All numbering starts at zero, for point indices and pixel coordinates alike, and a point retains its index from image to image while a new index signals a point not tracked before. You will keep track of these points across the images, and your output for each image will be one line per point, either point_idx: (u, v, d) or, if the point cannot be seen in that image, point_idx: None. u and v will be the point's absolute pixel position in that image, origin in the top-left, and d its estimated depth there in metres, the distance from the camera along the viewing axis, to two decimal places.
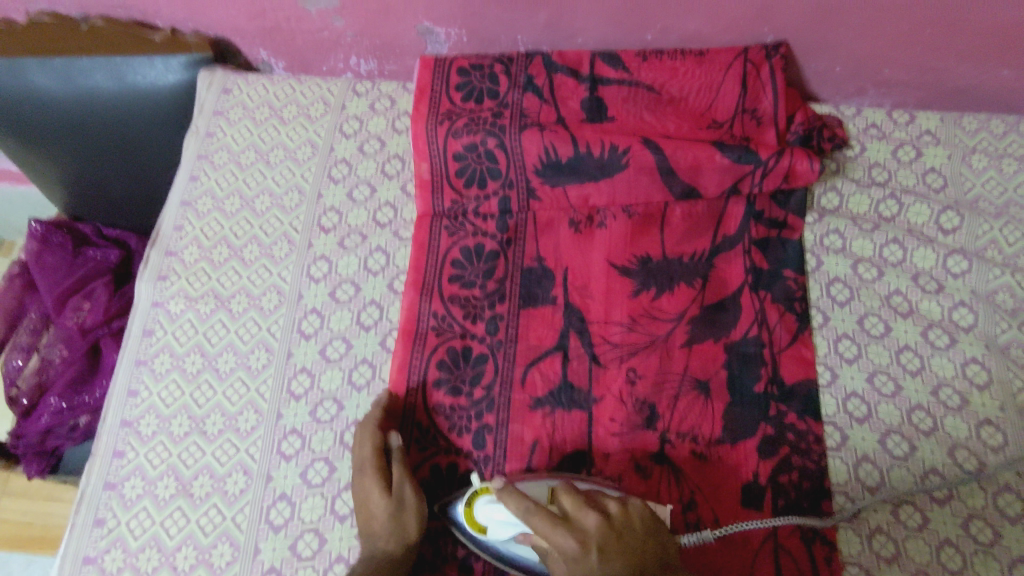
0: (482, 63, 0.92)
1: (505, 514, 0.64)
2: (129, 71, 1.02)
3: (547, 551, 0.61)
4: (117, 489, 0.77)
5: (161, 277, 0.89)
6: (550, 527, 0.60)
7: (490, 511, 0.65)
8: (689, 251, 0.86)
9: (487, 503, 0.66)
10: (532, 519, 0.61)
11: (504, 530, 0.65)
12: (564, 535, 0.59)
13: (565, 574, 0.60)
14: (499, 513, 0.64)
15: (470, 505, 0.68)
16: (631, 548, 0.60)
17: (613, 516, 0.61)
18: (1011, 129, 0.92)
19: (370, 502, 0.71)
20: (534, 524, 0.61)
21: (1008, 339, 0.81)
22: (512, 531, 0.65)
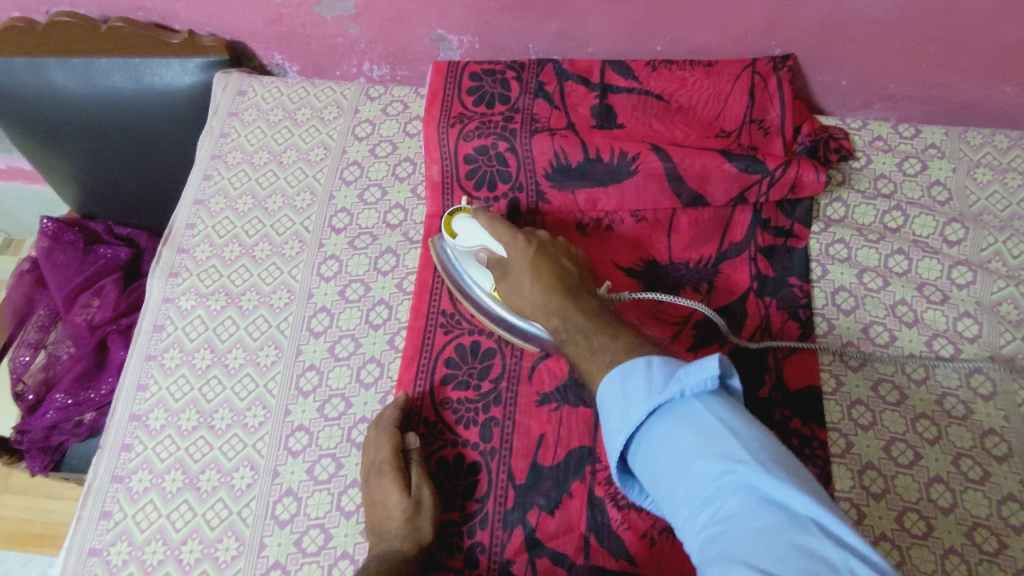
0: (494, 69, 0.93)
1: (472, 228, 0.77)
2: (146, 71, 1.04)
3: (498, 262, 0.74)
4: (124, 482, 0.78)
5: (173, 273, 0.90)
6: (507, 232, 0.73)
7: (461, 226, 0.78)
8: (695, 256, 0.88)
9: (461, 220, 0.78)
10: (495, 227, 0.74)
11: (471, 243, 0.77)
12: (516, 239, 0.72)
13: (507, 278, 0.73)
14: (468, 229, 0.77)
15: (449, 220, 0.80)
16: (559, 262, 0.71)
17: (560, 245, 0.74)
18: (1015, 144, 0.93)
19: (387, 501, 0.71)
20: (494, 230, 0.74)
21: (1013, 350, 0.82)
22: (474, 242, 0.77)
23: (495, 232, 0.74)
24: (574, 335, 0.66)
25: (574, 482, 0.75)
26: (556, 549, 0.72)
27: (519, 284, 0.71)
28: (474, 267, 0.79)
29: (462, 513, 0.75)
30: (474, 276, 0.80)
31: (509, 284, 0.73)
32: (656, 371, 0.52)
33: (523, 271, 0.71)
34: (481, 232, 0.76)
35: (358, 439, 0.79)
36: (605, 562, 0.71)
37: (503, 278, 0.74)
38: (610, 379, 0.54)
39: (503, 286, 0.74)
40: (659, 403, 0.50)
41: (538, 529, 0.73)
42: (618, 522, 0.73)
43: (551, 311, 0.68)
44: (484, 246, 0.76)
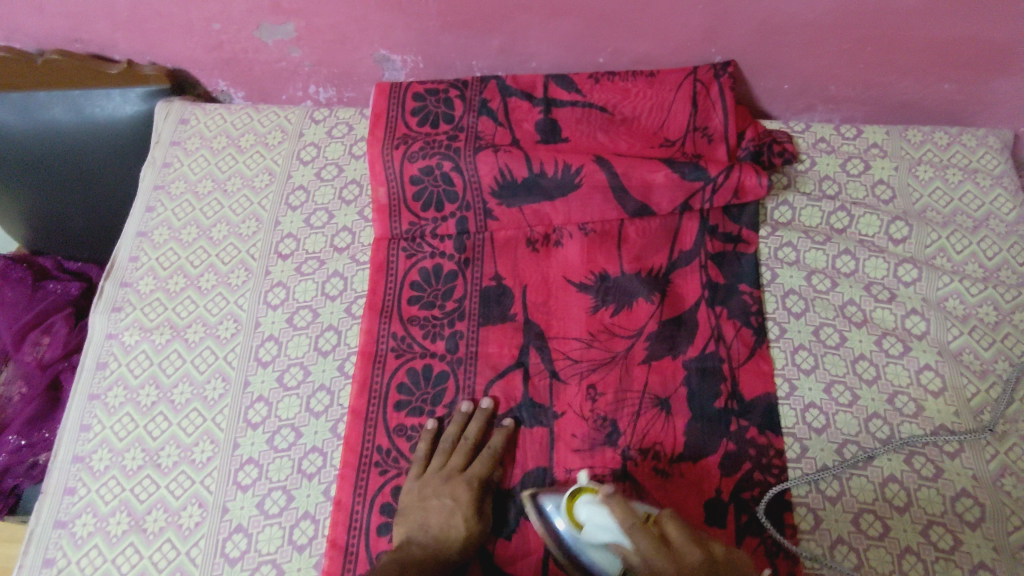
0: (437, 88, 0.93)
1: (603, 518, 0.63)
2: (87, 103, 1.02)
3: (633, 570, 0.57)
4: (67, 527, 0.76)
5: (116, 309, 0.88)
6: (650, 549, 0.56)
7: (589, 511, 0.65)
8: (647, 266, 0.87)
9: (588, 504, 0.65)
10: (632, 534, 0.57)
11: (599, 536, 0.63)
12: (662, 553, 0.55)
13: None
14: (599, 519, 0.63)
15: (572, 504, 0.68)
16: None
17: (718, 553, 0.56)
18: (954, 141, 0.95)
19: (456, 512, 0.71)
20: (629, 531, 0.58)
21: (960, 345, 0.82)
22: (605, 536, 0.63)
23: (632, 533, 0.57)
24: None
25: None
26: (516, 575, 0.72)
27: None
28: None
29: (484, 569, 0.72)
30: (595, 559, 0.66)
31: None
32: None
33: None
34: (613, 522, 0.62)
35: (309, 469, 0.77)
36: None
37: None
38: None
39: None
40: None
41: (497, 554, 0.73)
42: None
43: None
44: (615, 546, 0.61)
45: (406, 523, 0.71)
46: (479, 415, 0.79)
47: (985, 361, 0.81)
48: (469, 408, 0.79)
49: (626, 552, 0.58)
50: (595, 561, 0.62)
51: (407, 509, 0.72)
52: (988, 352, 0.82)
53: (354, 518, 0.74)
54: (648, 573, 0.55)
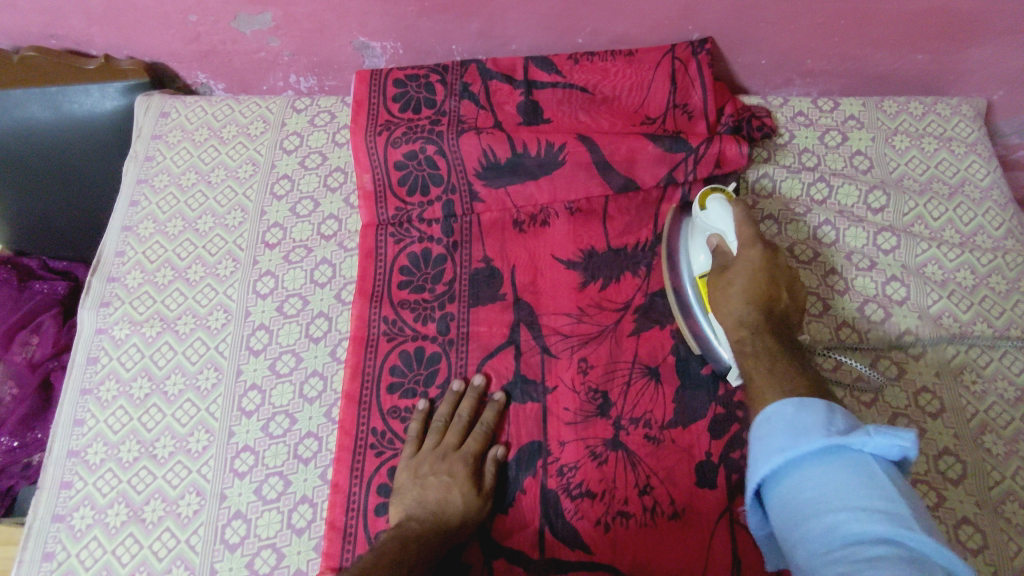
0: (418, 74, 0.93)
1: (722, 212, 0.75)
2: (65, 99, 1.02)
3: (724, 256, 0.74)
4: (65, 521, 0.76)
5: (104, 304, 0.88)
6: (749, 237, 0.73)
7: (715, 202, 0.77)
8: (633, 242, 0.88)
9: (717, 199, 0.77)
10: (740, 227, 0.73)
11: (712, 224, 0.76)
12: (756, 244, 0.72)
13: (720, 271, 0.74)
14: (720, 213, 0.76)
15: (705, 194, 0.79)
16: (779, 291, 0.71)
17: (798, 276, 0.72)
18: (930, 110, 0.97)
19: (453, 487, 0.73)
20: (741, 228, 0.74)
21: (940, 309, 0.84)
22: (719, 225, 0.76)
23: (741, 225, 0.74)
24: (756, 365, 0.66)
25: (527, 479, 0.76)
26: (514, 548, 0.73)
27: (731, 284, 0.72)
28: (700, 239, 0.78)
29: (482, 548, 0.74)
30: (690, 258, 0.79)
31: (721, 283, 0.73)
32: (839, 421, 0.55)
33: (742, 276, 0.71)
34: (731, 219, 0.75)
35: (304, 454, 0.78)
36: (563, 554, 0.72)
37: (719, 267, 0.74)
38: (767, 403, 0.59)
39: (717, 289, 0.73)
40: (835, 441, 0.53)
41: (495, 529, 0.74)
42: (571, 512, 0.74)
43: (740, 349, 0.69)
44: (722, 237, 0.75)
45: (403, 501, 0.72)
46: (472, 392, 0.79)
47: (964, 324, 0.83)
48: (461, 386, 0.80)
49: (729, 244, 0.74)
50: (693, 247, 0.79)
51: (403, 487, 0.73)
52: (966, 315, 0.84)
53: (351, 500, 0.75)
54: (737, 257, 0.73)
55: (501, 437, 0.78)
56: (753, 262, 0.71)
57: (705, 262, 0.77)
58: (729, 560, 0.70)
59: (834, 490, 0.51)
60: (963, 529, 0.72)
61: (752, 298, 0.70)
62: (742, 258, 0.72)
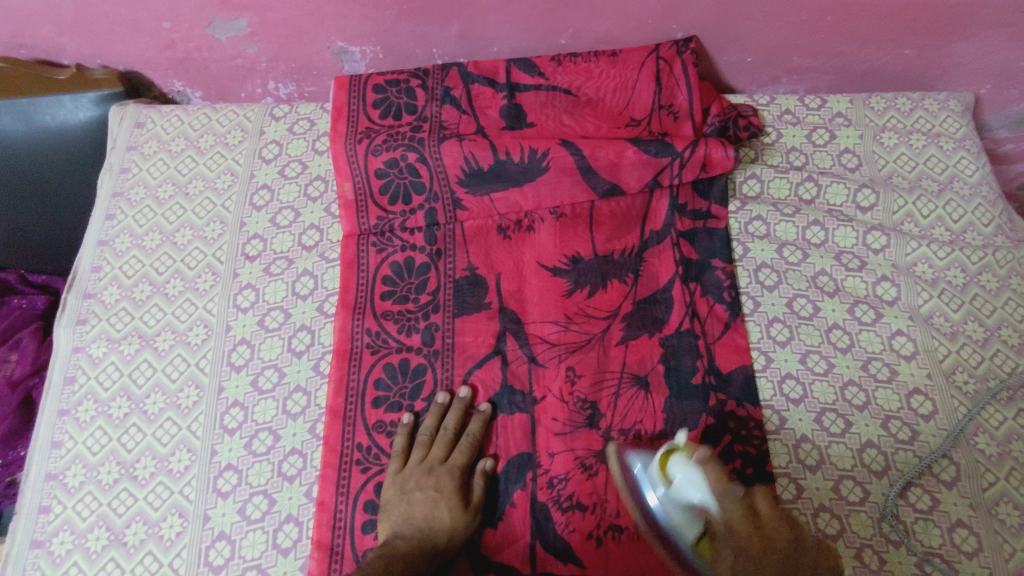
0: (398, 79, 0.91)
1: (693, 482, 0.62)
2: (37, 111, 1.00)
3: (711, 532, 0.60)
4: (45, 546, 0.74)
5: (81, 321, 0.86)
6: (738, 522, 0.58)
7: (682, 475, 0.63)
8: (619, 247, 0.87)
9: (680, 464, 0.63)
10: (721, 502, 0.60)
11: (683, 497, 0.63)
12: (742, 516, 0.58)
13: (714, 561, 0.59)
14: (688, 483, 0.62)
15: (665, 463, 0.65)
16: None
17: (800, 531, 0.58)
18: (917, 106, 0.96)
19: (440, 503, 0.71)
20: (726, 508, 0.60)
21: (931, 309, 0.83)
22: (688, 496, 0.62)
23: (721, 500, 0.60)
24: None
25: (516, 493, 0.75)
26: (504, 563, 0.72)
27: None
28: (678, 519, 0.64)
29: (472, 565, 0.72)
30: (676, 527, 0.64)
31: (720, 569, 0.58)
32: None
33: None
34: (705, 488, 0.61)
35: (289, 471, 0.77)
36: (555, 568, 0.71)
37: (712, 558, 0.59)
38: None
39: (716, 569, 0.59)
40: None
41: (484, 544, 0.73)
42: (563, 525, 0.72)
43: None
44: (700, 509, 0.62)
45: (390, 518, 0.71)
46: (458, 405, 0.78)
47: (955, 323, 0.82)
48: (446, 398, 0.78)
49: (713, 521, 0.60)
50: (677, 528, 0.64)
51: (389, 504, 0.72)
52: (957, 314, 0.83)
53: (337, 517, 0.73)
54: (730, 542, 0.58)
55: (489, 451, 0.77)
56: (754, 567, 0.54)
57: (693, 535, 0.63)
58: None
59: None
60: (958, 533, 0.71)
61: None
62: (734, 558, 0.56)
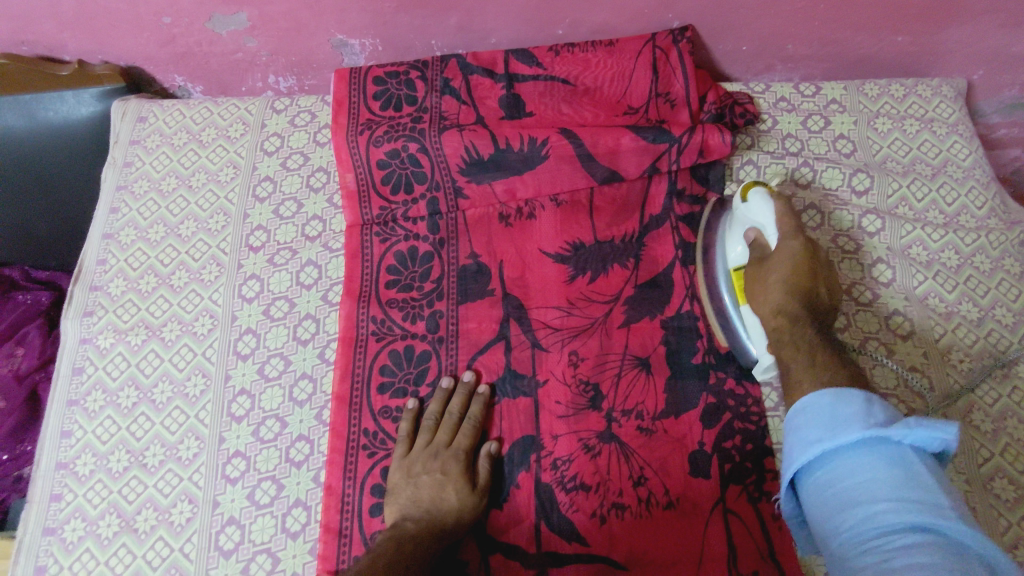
0: (398, 70, 0.92)
1: (764, 208, 0.75)
2: (39, 107, 1.04)
3: (761, 239, 0.76)
4: (57, 534, 0.75)
5: (88, 313, 0.87)
6: (790, 230, 0.74)
7: (756, 197, 0.76)
8: (619, 233, 0.88)
9: (759, 192, 0.76)
10: (782, 220, 0.74)
11: (754, 217, 0.76)
12: (798, 240, 0.73)
13: (759, 263, 0.75)
14: (761, 203, 0.76)
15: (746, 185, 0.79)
16: (818, 283, 0.72)
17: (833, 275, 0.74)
18: (910, 92, 0.97)
19: (446, 484, 0.73)
20: (781, 222, 0.74)
21: (926, 290, 0.85)
22: (756, 220, 0.76)
23: (783, 230, 0.74)
24: (798, 361, 0.67)
25: (521, 474, 0.76)
26: (510, 544, 0.73)
27: (767, 280, 0.73)
28: (741, 230, 0.78)
29: (478, 547, 0.73)
30: (727, 247, 0.80)
31: (762, 278, 0.74)
32: (876, 410, 0.55)
33: (783, 265, 0.72)
34: (772, 213, 0.75)
35: (296, 457, 0.78)
36: (560, 547, 0.72)
37: (757, 263, 0.75)
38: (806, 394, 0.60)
39: (755, 273, 0.75)
40: (878, 430, 0.52)
41: (490, 526, 0.74)
42: (566, 505, 0.74)
43: (780, 333, 0.70)
44: (759, 228, 0.76)
45: (397, 501, 0.72)
46: (462, 389, 0.79)
47: (950, 304, 0.84)
48: (450, 383, 0.80)
49: (768, 238, 0.75)
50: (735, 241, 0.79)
51: (396, 488, 0.73)
52: (952, 295, 0.84)
53: (345, 501, 0.74)
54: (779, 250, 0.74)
55: (493, 433, 0.78)
56: (797, 256, 0.72)
57: (741, 257, 0.78)
58: (725, 550, 0.70)
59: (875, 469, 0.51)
60: None
61: (790, 297, 0.71)
62: (784, 246, 0.73)
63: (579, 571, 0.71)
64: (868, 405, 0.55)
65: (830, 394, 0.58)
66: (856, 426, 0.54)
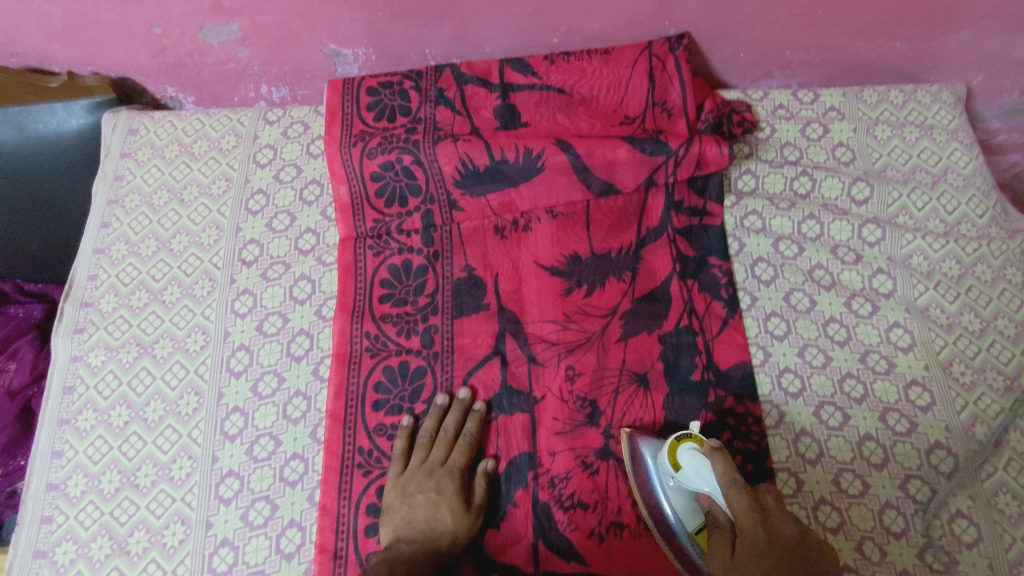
0: (391, 81, 0.91)
1: (704, 471, 0.64)
2: (28, 120, 1.03)
3: (721, 530, 0.63)
4: (48, 556, 0.74)
5: (79, 330, 0.86)
6: (744, 513, 0.60)
7: (692, 462, 0.65)
8: (616, 246, 0.87)
9: (692, 451, 0.66)
10: (729, 497, 0.61)
11: (694, 485, 0.65)
12: (757, 526, 0.59)
13: (727, 550, 0.60)
14: (699, 472, 0.64)
15: (674, 446, 0.68)
16: (801, 569, 0.57)
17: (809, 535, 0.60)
18: (910, 99, 0.96)
19: (441, 505, 0.72)
20: (731, 504, 0.61)
21: (927, 301, 0.84)
22: (700, 487, 0.65)
23: (728, 496, 0.61)
24: None
25: (518, 492, 0.75)
26: (508, 563, 0.72)
27: (739, 566, 0.58)
28: (687, 507, 0.67)
29: (475, 568, 0.72)
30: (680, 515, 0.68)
31: (730, 565, 0.59)
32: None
33: (752, 574, 0.58)
34: (713, 482, 0.63)
35: (290, 476, 0.77)
36: (557, 566, 0.71)
37: (725, 550, 0.61)
38: None
39: (719, 560, 0.61)
40: None
41: (487, 545, 0.73)
42: (564, 524, 0.73)
43: None
44: (711, 499, 0.65)
45: (392, 521, 0.71)
46: (458, 406, 0.78)
47: (951, 315, 0.83)
48: (445, 400, 0.78)
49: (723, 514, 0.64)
50: (683, 512, 0.67)
51: (391, 507, 0.72)
52: (953, 306, 0.83)
53: (340, 521, 0.73)
54: (741, 540, 0.60)
55: (489, 450, 0.78)
56: (760, 550, 0.58)
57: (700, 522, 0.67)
58: None
59: None
60: (958, 523, 0.72)
61: None
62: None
63: None
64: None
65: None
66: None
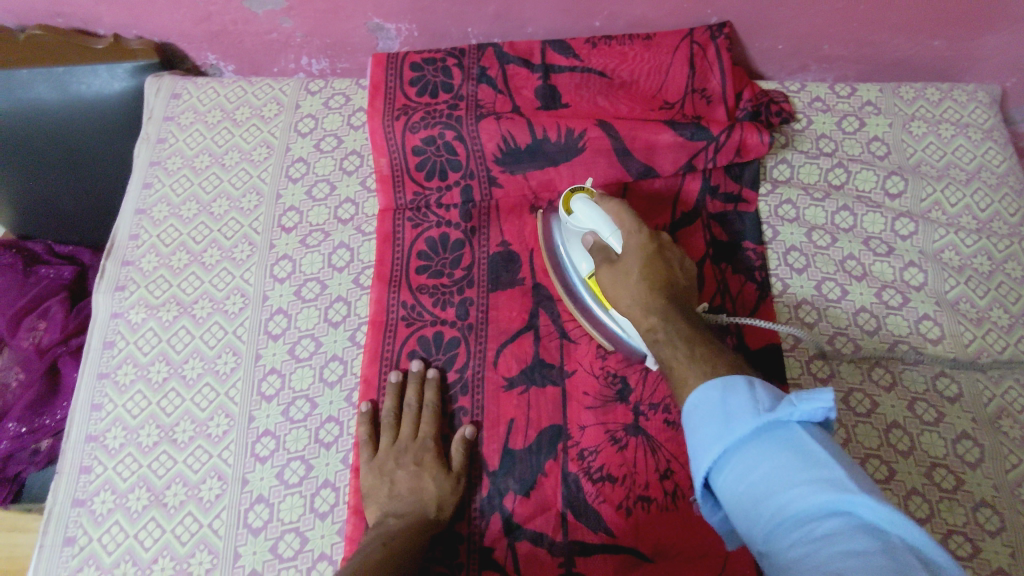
0: (435, 57, 0.92)
1: (591, 210, 0.73)
2: (72, 80, 1.01)
3: (608, 251, 0.71)
4: (86, 505, 0.76)
5: (119, 287, 0.87)
6: (631, 224, 0.71)
7: (581, 207, 0.73)
8: (652, 228, 0.88)
9: (581, 199, 0.74)
10: (620, 217, 0.72)
11: (583, 224, 0.74)
12: (638, 232, 0.71)
13: (613, 267, 0.70)
14: (588, 209, 0.73)
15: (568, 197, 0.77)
16: (672, 273, 0.70)
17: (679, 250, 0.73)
18: (946, 97, 0.97)
19: (420, 477, 0.73)
20: (615, 217, 0.72)
21: (957, 295, 0.85)
22: (586, 226, 0.74)
23: (619, 218, 0.72)
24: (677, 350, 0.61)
25: (547, 463, 0.75)
26: (535, 530, 0.73)
27: (623, 279, 0.69)
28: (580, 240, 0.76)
29: (501, 537, 0.73)
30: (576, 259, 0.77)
31: (614, 271, 0.70)
32: (761, 394, 0.49)
33: (633, 263, 0.69)
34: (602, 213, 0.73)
35: (326, 438, 0.78)
36: (586, 536, 0.72)
37: (608, 267, 0.71)
38: (694, 389, 0.53)
39: (606, 271, 0.71)
40: (768, 421, 0.47)
41: (515, 513, 0.74)
42: (593, 496, 0.73)
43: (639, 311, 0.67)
44: (596, 233, 0.73)
45: (378, 501, 0.72)
46: (414, 379, 0.79)
47: (981, 309, 0.84)
48: (400, 376, 0.79)
49: (609, 239, 0.72)
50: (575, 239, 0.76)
51: (373, 489, 0.73)
52: (983, 300, 0.84)
53: None
54: (626, 243, 0.70)
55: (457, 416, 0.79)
56: (639, 250, 0.70)
57: (591, 266, 0.75)
58: None
59: (784, 474, 0.44)
60: (982, 512, 0.73)
61: (643, 292, 0.67)
62: (629, 296, 0.68)
63: (606, 562, 0.71)
64: (752, 392, 0.50)
65: (718, 387, 0.52)
66: (746, 419, 0.48)
